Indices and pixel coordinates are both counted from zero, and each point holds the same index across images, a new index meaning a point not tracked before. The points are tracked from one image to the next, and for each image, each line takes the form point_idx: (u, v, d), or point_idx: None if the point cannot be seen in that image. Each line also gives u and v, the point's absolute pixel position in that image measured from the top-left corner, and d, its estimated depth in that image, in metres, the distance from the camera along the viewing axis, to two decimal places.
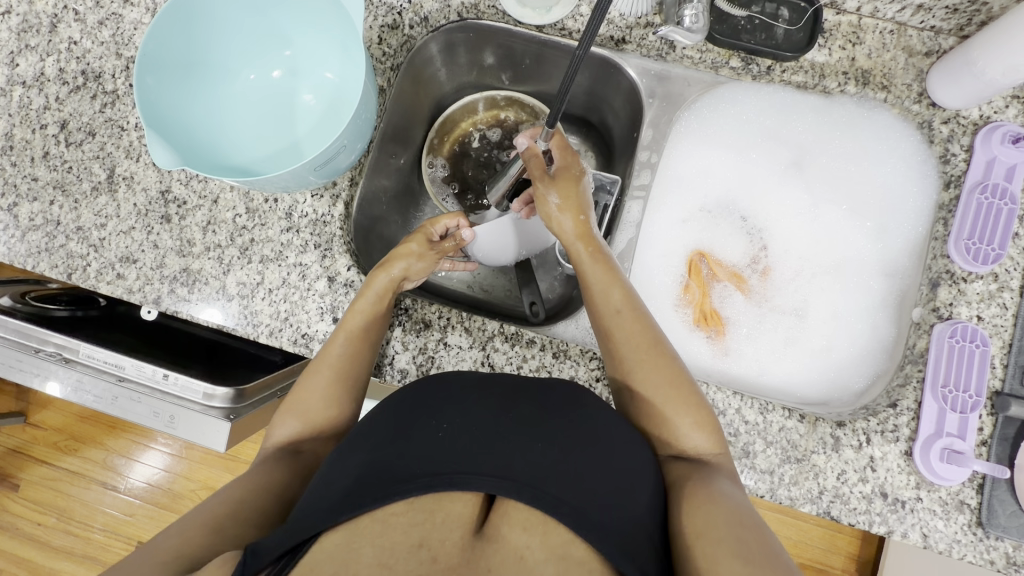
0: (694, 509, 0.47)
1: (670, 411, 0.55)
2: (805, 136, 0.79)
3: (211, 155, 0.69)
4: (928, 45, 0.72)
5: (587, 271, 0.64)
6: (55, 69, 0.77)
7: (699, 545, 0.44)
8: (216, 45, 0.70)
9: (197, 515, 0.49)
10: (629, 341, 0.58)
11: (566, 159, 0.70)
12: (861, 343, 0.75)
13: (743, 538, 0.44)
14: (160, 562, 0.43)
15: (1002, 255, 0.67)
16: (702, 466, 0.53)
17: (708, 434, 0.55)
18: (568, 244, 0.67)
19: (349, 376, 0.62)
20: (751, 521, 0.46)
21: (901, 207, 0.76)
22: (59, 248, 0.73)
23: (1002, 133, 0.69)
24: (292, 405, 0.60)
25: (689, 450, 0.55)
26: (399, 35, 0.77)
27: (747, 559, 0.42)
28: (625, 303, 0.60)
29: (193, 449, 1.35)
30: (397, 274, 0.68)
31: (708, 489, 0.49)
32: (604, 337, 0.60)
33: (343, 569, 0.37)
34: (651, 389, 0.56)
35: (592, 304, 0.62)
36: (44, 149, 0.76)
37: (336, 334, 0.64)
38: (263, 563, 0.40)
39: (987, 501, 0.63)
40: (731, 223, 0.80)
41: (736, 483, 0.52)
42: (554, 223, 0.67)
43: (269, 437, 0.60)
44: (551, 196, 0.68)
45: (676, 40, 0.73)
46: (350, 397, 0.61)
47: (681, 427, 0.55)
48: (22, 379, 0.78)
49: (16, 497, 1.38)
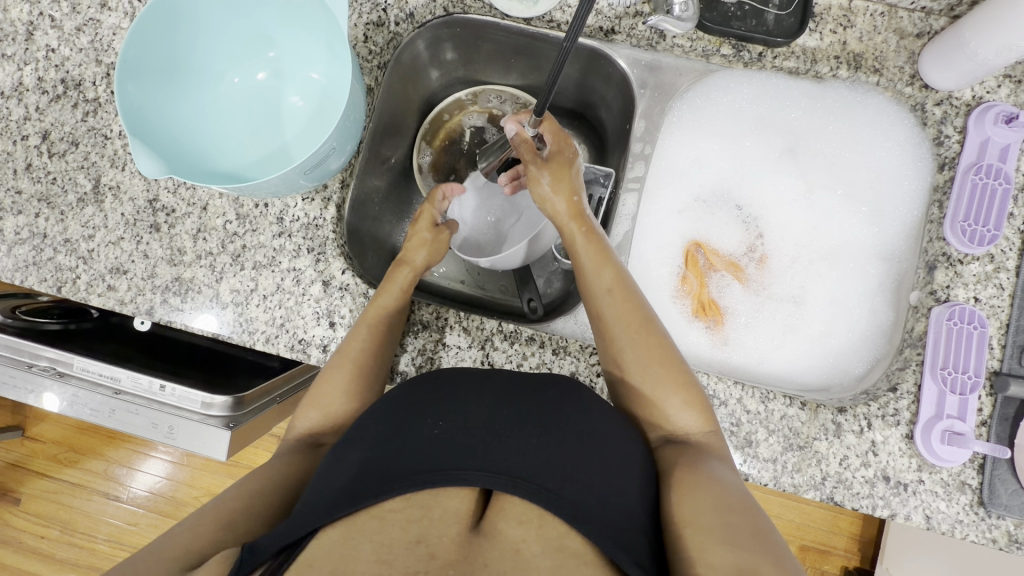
0: (684, 496, 0.47)
1: (661, 391, 0.55)
2: (798, 122, 0.79)
3: (198, 162, 0.68)
4: (918, 26, 0.72)
5: (578, 251, 0.63)
6: (33, 78, 0.75)
7: (689, 532, 0.44)
8: (199, 48, 0.69)
9: (201, 512, 0.49)
10: (619, 319, 0.58)
11: (559, 143, 0.70)
12: (860, 328, 0.75)
13: (733, 525, 0.44)
14: (164, 559, 0.43)
15: (998, 236, 0.68)
16: (692, 446, 0.53)
17: (698, 412, 0.55)
18: (561, 225, 0.65)
19: (373, 371, 0.62)
20: (744, 508, 0.46)
21: (897, 190, 0.76)
22: (48, 261, 0.72)
23: (996, 114, 0.69)
24: (315, 399, 0.60)
25: (678, 429, 0.55)
26: (385, 32, 0.75)
27: (738, 545, 0.42)
28: (617, 283, 0.60)
29: (195, 456, 1.35)
30: (420, 265, 0.71)
31: (700, 474, 0.49)
32: (594, 317, 0.60)
33: (343, 565, 0.37)
34: (642, 368, 0.56)
35: (584, 285, 0.61)
36: (27, 161, 0.74)
37: (359, 324, 0.64)
38: (262, 559, 0.40)
39: (988, 481, 0.63)
40: (724, 211, 0.80)
41: (727, 464, 0.52)
42: (547, 205, 0.66)
43: (291, 430, 0.60)
44: (544, 178, 0.67)
45: (666, 29, 0.72)
46: (372, 387, 0.61)
47: (671, 408, 0.55)
48: (16, 396, 0.78)
49: (17, 511, 1.37)
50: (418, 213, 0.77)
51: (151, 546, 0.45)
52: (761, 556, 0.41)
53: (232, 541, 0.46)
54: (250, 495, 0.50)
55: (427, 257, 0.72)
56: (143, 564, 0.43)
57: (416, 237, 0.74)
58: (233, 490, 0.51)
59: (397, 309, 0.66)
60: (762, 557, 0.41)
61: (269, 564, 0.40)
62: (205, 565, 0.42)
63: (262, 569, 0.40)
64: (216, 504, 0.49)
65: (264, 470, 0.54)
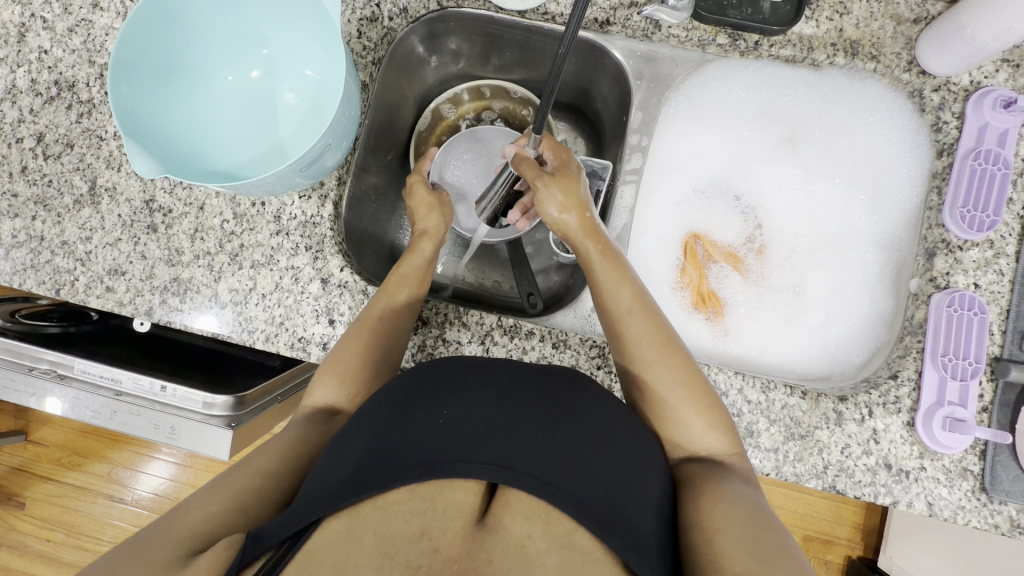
0: (710, 505, 0.47)
1: (684, 415, 0.54)
2: (796, 112, 0.78)
3: (194, 162, 0.68)
4: (916, 11, 0.71)
5: (597, 267, 0.62)
6: (27, 80, 0.75)
7: (719, 540, 0.43)
8: (192, 47, 0.68)
9: (208, 491, 0.48)
10: (640, 341, 0.57)
11: (560, 157, 0.70)
12: (860, 317, 0.75)
13: (761, 539, 0.44)
14: (173, 541, 0.43)
15: (997, 221, 0.67)
16: (717, 466, 0.53)
17: (723, 434, 0.55)
18: (576, 242, 0.65)
19: (387, 341, 0.62)
20: (765, 521, 0.46)
21: (896, 177, 0.76)
22: (46, 264, 0.72)
23: (994, 98, 0.68)
24: (329, 367, 0.60)
25: (703, 450, 0.54)
26: (379, 27, 0.75)
27: (765, 559, 0.42)
28: (636, 303, 0.59)
29: (197, 457, 1.35)
30: (438, 232, 0.72)
31: (718, 488, 0.49)
32: (615, 339, 0.59)
33: (347, 559, 0.37)
34: (663, 389, 0.55)
35: (602, 300, 0.60)
36: (22, 163, 0.74)
37: (380, 295, 0.65)
38: (264, 549, 0.40)
39: (990, 467, 0.63)
40: (723, 204, 0.79)
41: (751, 485, 0.52)
42: (558, 223, 0.66)
43: (304, 401, 0.60)
44: (554, 195, 0.65)
45: (662, 19, 0.72)
46: (392, 341, 0.63)
47: (693, 429, 0.54)
48: (18, 399, 0.78)
49: (22, 515, 1.38)
50: (410, 184, 0.76)
51: (160, 523, 0.45)
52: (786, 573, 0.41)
53: (241, 525, 0.46)
54: (260, 473, 0.50)
55: (441, 220, 0.73)
56: (153, 544, 0.42)
57: (421, 203, 0.74)
58: (243, 468, 0.51)
59: (418, 276, 0.67)
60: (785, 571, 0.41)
61: (273, 553, 0.40)
62: (211, 552, 0.41)
63: (266, 557, 0.40)
64: (226, 482, 0.49)
65: (273, 446, 0.53)
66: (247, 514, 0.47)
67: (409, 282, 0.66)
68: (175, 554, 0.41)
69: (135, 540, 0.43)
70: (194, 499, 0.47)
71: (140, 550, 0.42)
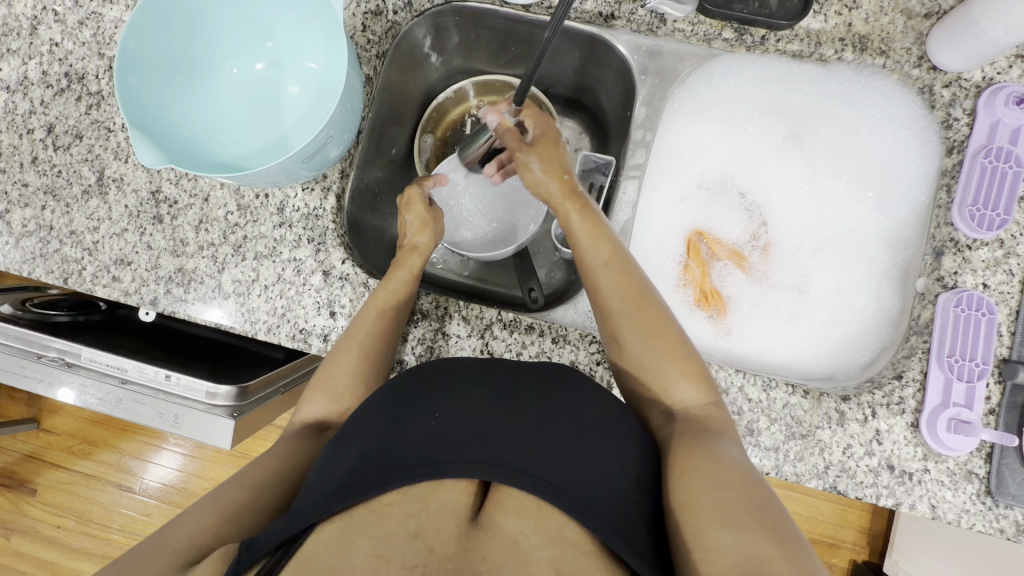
0: (680, 479, 0.46)
1: (658, 366, 0.54)
2: (802, 107, 0.77)
3: (199, 153, 0.69)
4: (927, 6, 0.69)
5: (575, 227, 0.62)
6: (38, 72, 0.76)
7: (687, 517, 0.43)
8: (199, 39, 0.69)
9: (202, 504, 0.48)
10: (614, 290, 0.57)
11: (541, 125, 0.69)
12: (866, 316, 0.74)
13: (729, 506, 0.42)
14: (167, 552, 0.43)
15: (1008, 220, 0.66)
16: (696, 423, 0.52)
17: (698, 386, 0.53)
18: (556, 205, 0.64)
19: (376, 356, 0.62)
20: (738, 484, 0.44)
21: (904, 175, 0.74)
22: (54, 253, 0.73)
23: (1006, 95, 0.67)
24: (320, 384, 0.60)
25: (677, 403, 0.54)
26: (383, 21, 0.75)
27: (734, 526, 0.41)
28: (613, 257, 0.59)
29: (204, 448, 1.37)
30: (422, 246, 0.72)
31: (693, 454, 0.47)
32: (591, 292, 0.59)
33: (342, 564, 0.37)
34: (637, 338, 0.55)
35: (581, 261, 0.61)
36: (33, 154, 0.75)
37: (366, 311, 0.64)
38: (260, 554, 0.39)
39: (996, 470, 0.62)
40: (728, 200, 0.79)
41: (735, 446, 0.50)
42: (541, 187, 0.66)
43: (295, 415, 0.60)
44: (534, 161, 0.66)
45: (666, 13, 0.71)
46: (380, 359, 0.63)
47: (667, 380, 0.54)
48: (27, 386, 0.79)
49: (34, 502, 1.40)
50: (405, 195, 0.75)
51: (156, 535, 0.45)
52: (759, 537, 0.40)
53: (236, 532, 0.47)
54: (252, 484, 0.50)
55: (432, 238, 0.73)
56: (147, 559, 0.43)
57: (415, 219, 0.74)
58: (236, 481, 0.51)
59: (404, 287, 0.67)
60: (761, 538, 0.40)
61: (268, 560, 0.39)
62: (206, 561, 0.41)
63: (261, 563, 0.39)
64: (218, 496, 0.49)
65: (265, 460, 0.54)
66: (241, 521, 0.47)
67: (396, 294, 0.66)
68: (169, 566, 0.42)
69: (132, 555, 0.44)
70: (184, 513, 0.47)
71: (136, 565, 0.43)
